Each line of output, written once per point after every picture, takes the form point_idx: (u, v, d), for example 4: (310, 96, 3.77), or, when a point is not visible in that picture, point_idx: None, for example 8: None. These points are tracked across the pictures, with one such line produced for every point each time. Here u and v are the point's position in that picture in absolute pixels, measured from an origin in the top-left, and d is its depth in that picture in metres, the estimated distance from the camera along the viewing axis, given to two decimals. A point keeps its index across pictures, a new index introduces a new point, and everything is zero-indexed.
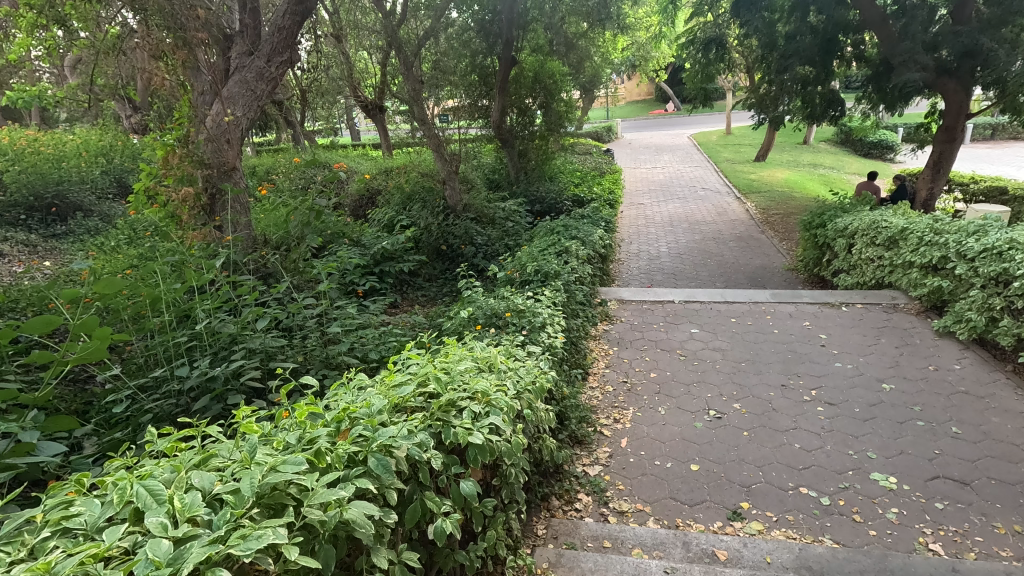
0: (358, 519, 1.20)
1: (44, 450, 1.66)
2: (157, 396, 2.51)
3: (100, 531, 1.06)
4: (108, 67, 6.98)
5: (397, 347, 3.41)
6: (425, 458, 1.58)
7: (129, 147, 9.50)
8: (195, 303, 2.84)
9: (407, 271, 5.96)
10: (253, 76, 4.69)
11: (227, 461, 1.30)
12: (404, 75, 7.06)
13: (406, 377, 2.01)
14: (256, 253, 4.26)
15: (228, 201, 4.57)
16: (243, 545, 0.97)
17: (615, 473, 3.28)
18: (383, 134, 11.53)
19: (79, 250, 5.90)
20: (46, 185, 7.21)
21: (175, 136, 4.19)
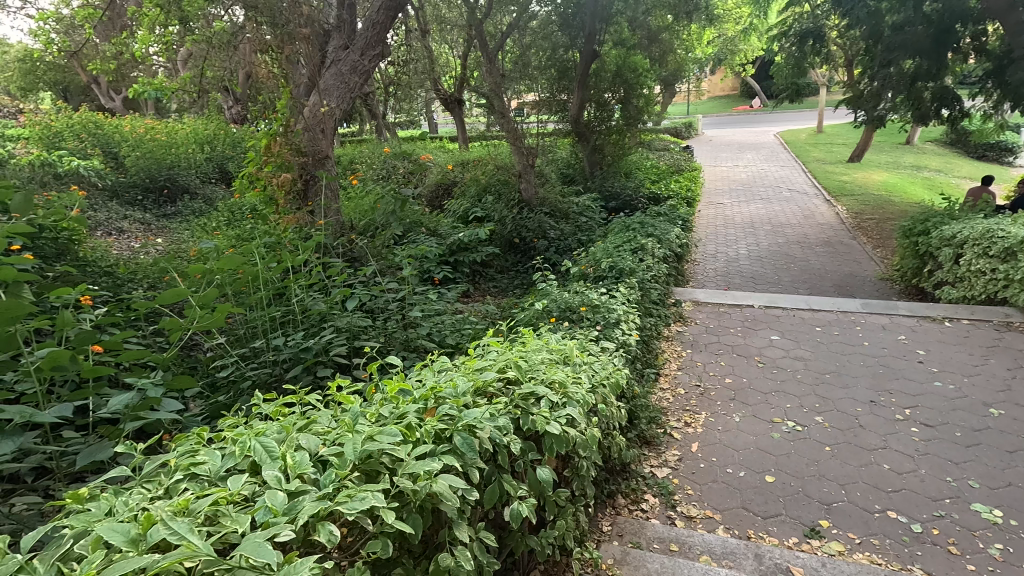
0: (445, 493, 1.26)
1: (166, 405, 1.77)
2: (255, 365, 2.71)
3: (221, 479, 1.17)
4: (217, 61, 7.54)
5: (472, 335, 3.52)
6: (504, 443, 1.62)
7: (230, 134, 10.23)
8: (292, 282, 3.06)
9: (481, 262, 6.04)
10: (347, 70, 4.92)
11: (328, 427, 1.39)
12: (486, 69, 7.17)
13: (487, 363, 2.06)
14: (343, 237, 4.48)
15: (321, 187, 4.74)
16: (350, 504, 1.04)
17: (684, 477, 3.21)
18: (460, 127, 11.76)
19: (186, 229, 6.45)
20: (160, 169, 7.98)
21: (278, 125, 4.56)
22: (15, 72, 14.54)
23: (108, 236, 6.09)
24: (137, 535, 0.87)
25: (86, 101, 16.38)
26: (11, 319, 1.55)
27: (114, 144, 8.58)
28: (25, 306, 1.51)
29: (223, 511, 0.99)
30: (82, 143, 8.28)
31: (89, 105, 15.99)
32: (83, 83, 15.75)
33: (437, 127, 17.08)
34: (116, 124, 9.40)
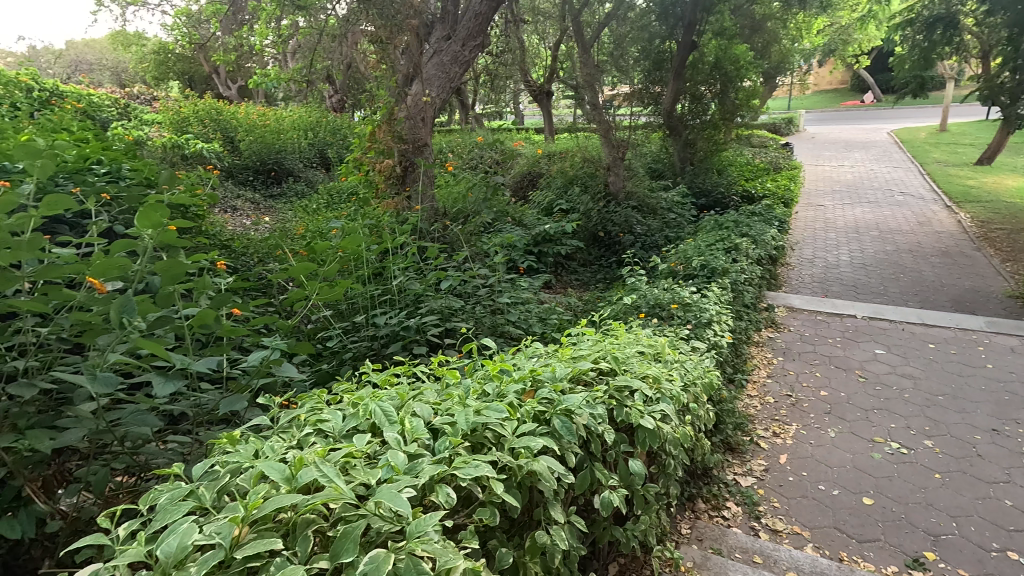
0: (546, 472, 1.29)
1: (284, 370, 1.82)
2: (355, 338, 2.89)
3: (344, 437, 1.27)
4: (325, 52, 7.98)
5: (557, 326, 3.55)
6: (599, 431, 1.63)
7: (331, 122, 10.82)
8: (391, 262, 3.21)
9: (564, 254, 6.02)
10: (449, 60, 5.08)
11: (436, 399, 1.47)
12: (581, 60, 7.10)
13: (582, 352, 2.07)
14: (437, 223, 4.63)
15: (419, 174, 4.89)
16: (465, 470, 1.11)
17: (771, 489, 3.06)
18: (548, 118, 11.75)
19: (290, 210, 6.91)
20: (270, 153, 8.68)
21: (383, 112, 4.82)
22: (151, 63, 16.12)
23: (225, 213, 6.67)
24: (289, 475, 0.98)
25: (207, 89, 17.93)
26: (173, 278, 1.77)
27: (232, 130, 9.35)
28: (184, 266, 1.70)
29: (353, 464, 1.08)
30: (205, 128, 9.10)
31: (209, 93, 17.48)
32: (205, 73, 17.26)
33: (523, 119, 17.17)
34: (234, 111, 10.22)
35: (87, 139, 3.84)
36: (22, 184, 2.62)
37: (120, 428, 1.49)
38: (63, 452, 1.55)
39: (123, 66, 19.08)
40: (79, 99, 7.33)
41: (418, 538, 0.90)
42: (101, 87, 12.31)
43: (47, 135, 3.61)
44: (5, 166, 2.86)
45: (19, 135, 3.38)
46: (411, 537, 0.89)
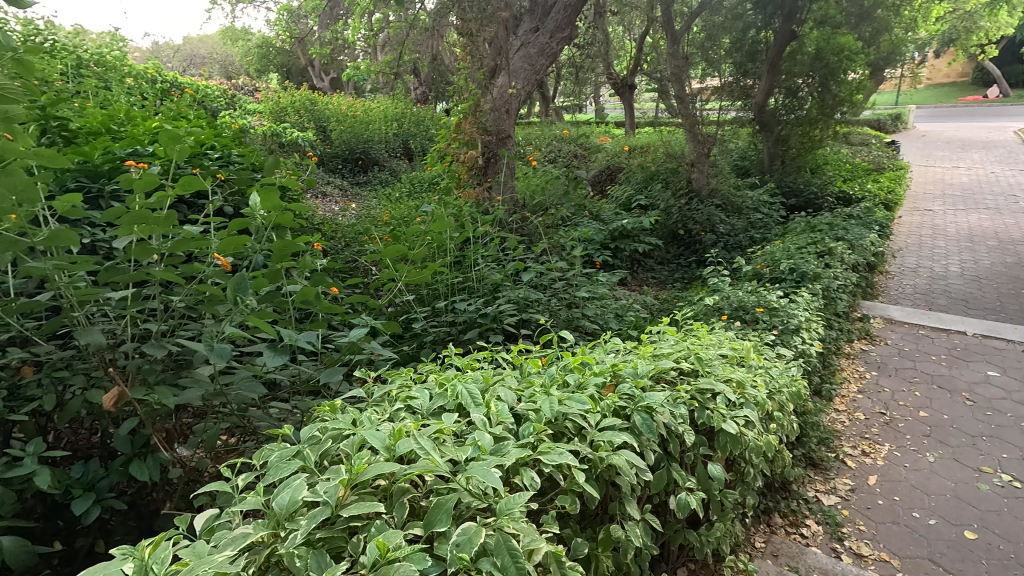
0: (625, 467, 1.29)
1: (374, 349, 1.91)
2: (435, 322, 2.97)
3: (431, 414, 1.33)
4: (413, 45, 8.21)
5: (633, 323, 3.49)
6: (679, 431, 1.60)
7: (415, 113, 11.15)
8: (472, 251, 3.28)
9: (641, 251, 5.88)
10: (535, 51, 5.09)
11: (517, 386, 1.50)
12: (668, 52, 6.87)
13: (664, 351, 2.03)
14: (517, 214, 4.67)
15: (501, 165, 4.93)
16: (549, 456, 1.14)
17: (856, 510, 2.86)
18: (630, 112, 11.48)
19: (374, 197, 7.21)
20: (358, 143, 9.09)
21: (469, 104, 4.92)
22: (254, 57, 17.27)
23: (317, 198, 7.04)
24: (388, 444, 1.05)
25: (303, 81, 18.95)
26: (282, 256, 1.89)
27: (325, 120, 9.85)
28: (292, 246, 1.83)
29: (443, 440, 1.14)
30: (301, 118, 9.64)
31: (305, 84, 18.47)
32: (302, 65, 18.25)
33: (603, 112, 16.87)
34: (326, 101, 10.75)
35: (202, 126, 4.19)
36: (153, 167, 2.92)
37: (231, 392, 1.62)
38: (181, 409, 1.72)
39: (231, 60, 20.54)
40: (193, 90, 7.99)
41: (506, 515, 0.94)
42: (212, 79, 13.36)
43: (169, 123, 3.96)
44: (138, 149, 3.19)
45: (149, 122, 3.75)
46: (501, 514, 0.93)
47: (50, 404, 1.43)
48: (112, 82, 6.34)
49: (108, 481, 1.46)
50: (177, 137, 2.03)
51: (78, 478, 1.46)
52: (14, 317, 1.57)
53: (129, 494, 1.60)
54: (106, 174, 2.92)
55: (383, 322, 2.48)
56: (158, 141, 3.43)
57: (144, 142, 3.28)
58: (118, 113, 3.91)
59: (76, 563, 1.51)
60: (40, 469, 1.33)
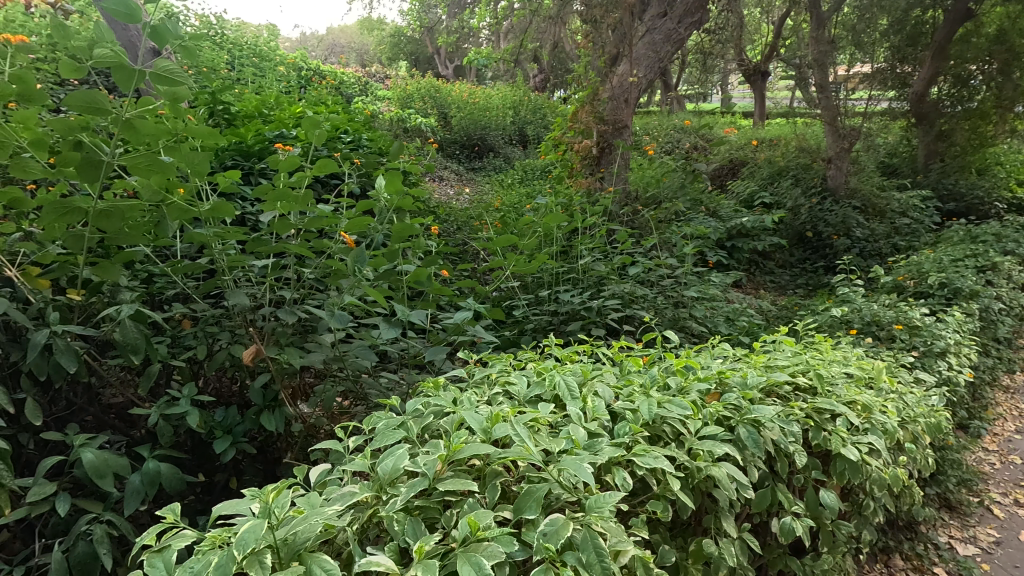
0: (724, 480, 1.22)
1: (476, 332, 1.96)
2: (537, 310, 2.98)
3: (526, 403, 1.34)
4: (536, 33, 8.25)
5: (745, 329, 3.27)
6: (789, 450, 1.48)
7: (533, 101, 11.22)
8: (579, 242, 3.25)
9: (761, 252, 5.47)
10: (660, 38, 4.83)
11: (616, 384, 1.47)
12: (812, 36, 6.25)
13: (780, 362, 1.88)
14: (628, 207, 4.55)
15: (616, 156, 4.81)
16: (644, 459, 1.11)
17: (1000, 567, 2.46)
18: (760, 102, 10.69)
19: (487, 183, 7.39)
20: (476, 129, 9.36)
21: (587, 93, 4.84)
22: (387, 46, 18.32)
23: (435, 181, 7.32)
24: (486, 426, 1.08)
25: (429, 68, 19.78)
26: (400, 237, 2.00)
27: (446, 106, 10.20)
28: (409, 228, 1.92)
29: (538, 429, 1.15)
30: (425, 104, 10.08)
31: (430, 72, 19.26)
32: (429, 54, 19.04)
33: (730, 103, 15.92)
34: (449, 89, 11.16)
35: (337, 111, 4.53)
36: (295, 149, 3.21)
37: (348, 359, 1.76)
38: (305, 370, 1.90)
39: (365, 49, 21.90)
40: (333, 77, 8.65)
41: (596, 513, 0.93)
42: (349, 67, 14.40)
43: (310, 108, 4.34)
44: (283, 132, 3.53)
45: (293, 107, 4.13)
46: (591, 510, 0.92)
47: (202, 354, 1.65)
48: (266, 71, 7.06)
49: (242, 427, 1.65)
50: (316, 122, 2.21)
51: (220, 420, 1.66)
52: (178, 277, 1.81)
53: (259, 440, 1.81)
54: (257, 154, 3.26)
55: (488, 307, 2.54)
56: (300, 125, 3.75)
57: (289, 126, 3.62)
58: (269, 98, 4.33)
59: (214, 494, 1.73)
60: (191, 410, 1.54)
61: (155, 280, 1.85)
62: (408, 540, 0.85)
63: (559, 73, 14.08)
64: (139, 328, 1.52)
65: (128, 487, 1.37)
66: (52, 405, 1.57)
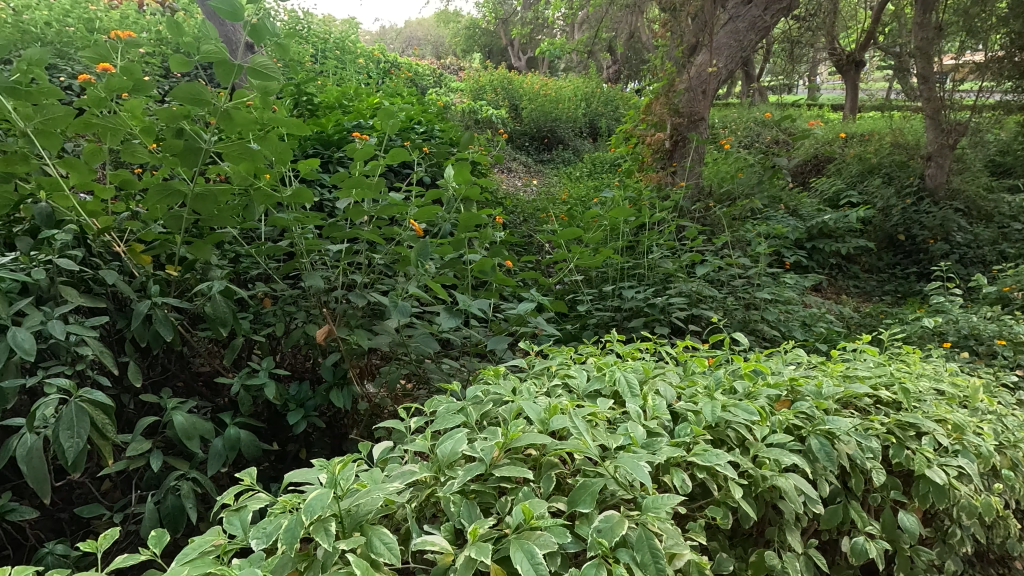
0: (791, 492, 1.16)
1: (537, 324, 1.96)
2: (600, 305, 2.94)
3: (585, 397, 1.33)
4: (612, 23, 8.10)
5: (823, 335, 3.08)
6: (865, 466, 1.38)
7: (606, 93, 11.03)
8: (647, 237, 3.17)
9: (845, 255, 5.12)
10: (745, 26, 4.61)
11: (678, 384, 1.43)
12: (916, 21, 5.73)
13: (860, 373, 1.76)
14: (700, 202, 4.39)
15: (690, 149, 4.63)
16: (706, 461, 1.07)
17: None
18: (852, 94, 9.98)
19: (555, 176, 7.35)
20: (546, 121, 9.33)
21: (663, 84, 4.68)
22: (462, 38, 18.58)
23: (503, 173, 7.36)
24: (544, 417, 1.08)
25: (502, 60, 19.80)
26: (467, 227, 2.03)
27: (518, 98, 10.22)
28: (475, 218, 1.95)
29: (596, 424, 1.14)
30: (496, 96, 10.13)
31: (503, 64, 19.38)
32: (503, 45, 19.10)
33: (817, 95, 14.99)
34: (521, 80, 11.18)
35: (412, 103, 4.65)
36: (372, 139, 3.33)
37: (412, 344, 1.82)
38: (372, 351, 1.98)
39: (441, 40, 22.26)
40: (409, 69, 8.88)
41: (653, 513, 0.91)
42: (425, 60, 14.73)
43: (386, 99, 4.48)
44: (361, 122, 3.67)
45: (371, 99, 4.28)
46: (647, 510, 0.90)
47: (280, 331, 1.75)
48: (347, 63, 7.36)
49: (314, 402, 1.75)
50: (392, 113, 2.27)
51: (294, 394, 1.77)
52: (262, 258, 1.93)
53: (327, 416, 1.91)
54: (336, 143, 3.41)
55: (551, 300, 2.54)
56: (377, 116, 3.88)
57: (367, 116, 3.75)
58: (349, 90, 4.51)
59: (286, 463, 1.85)
60: (268, 381, 1.64)
61: (242, 260, 1.98)
62: (463, 521, 0.87)
63: (635, 64, 13.73)
64: (226, 304, 1.64)
65: (211, 450, 1.49)
66: (149, 369, 1.72)
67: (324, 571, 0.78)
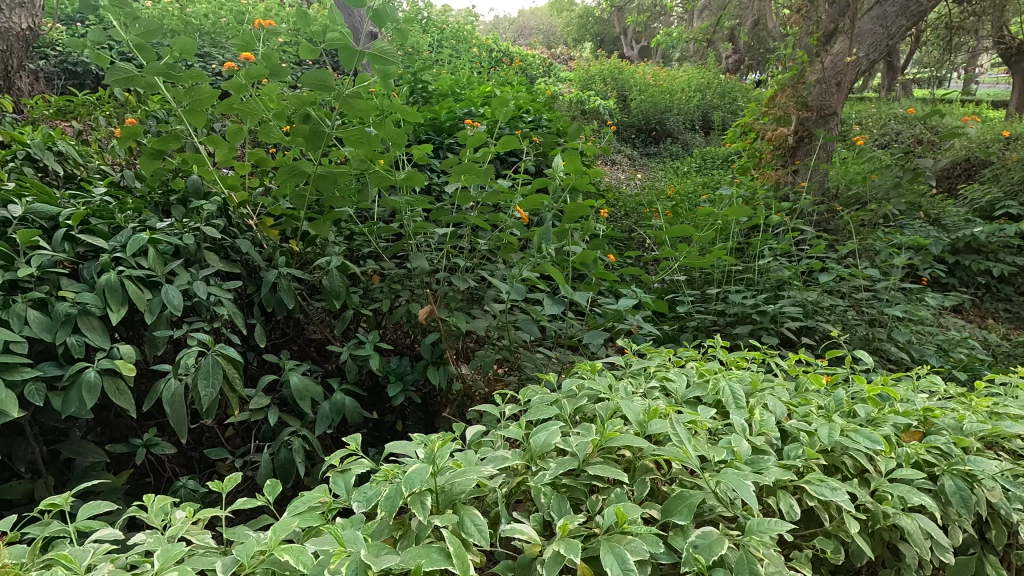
0: (917, 535, 1.03)
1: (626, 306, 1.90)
2: (702, 308, 2.79)
3: (684, 403, 1.27)
4: (737, 9, 7.60)
5: (962, 362, 2.72)
6: (1011, 518, 1.20)
7: (723, 85, 10.45)
8: (761, 240, 2.95)
9: (998, 274, 4.47)
10: (894, 11, 4.17)
11: (788, 401, 1.32)
12: None
13: (1013, 410, 1.52)
14: (824, 205, 4.02)
15: (817, 147, 4.25)
16: (819, 488, 0.98)
17: None
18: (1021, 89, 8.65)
19: (661, 170, 7.09)
20: (656, 113, 8.99)
21: (791, 74, 4.32)
22: (573, 27, 18.38)
23: (606, 165, 7.19)
24: (642, 420, 1.04)
25: (614, 49, 19.29)
26: (572, 217, 2.00)
27: (627, 89, 9.93)
28: (580, 209, 1.92)
29: (697, 433, 1.08)
30: (605, 86, 9.91)
31: (615, 54, 18.93)
32: (615, 34, 18.64)
33: (974, 90, 13.19)
34: (633, 70, 10.86)
35: (521, 91, 4.67)
36: (481, 126, 3.39)
37: (509, 330, 1.85)
38: (468, 334, 2.03)
39: (552, 30, 22.19)
40: (519, 59, 8.93)
41: (757, 535, 0.85)
42: (536, 49, 14.76)
43: (497, 88, 4.53)
44: (472, 109, 3.75)
45: (482, 87, 4.36)
46: (750, 532, 0.84)
47: (386, 307, 1.84)
48: (461, 52, 7.54)
49: (412, 377, 1.83)
50: (505, 101, 2.29)
51: (394, 368, 1.86)
52: (373, 237, 2.03)
53: (423, 392, 1.99)
54: (448, 130, 3.51)
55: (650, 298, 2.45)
56: (487, 104, 3.95)
57: (478, 105, 3.82)
58: (462, 78, 4.62)
59: (382, 432, 1.95)
60: (373, 353, 1.74)
61: (355, 237, 2.10)
62: (553, 515, 0.87)
63: (758, 53, 12.84)
64: (340, 278, 1.75)
65: (320, 412, 1.60)
66: (271, 332, 1.89)
67: (418, 543, 0.81)
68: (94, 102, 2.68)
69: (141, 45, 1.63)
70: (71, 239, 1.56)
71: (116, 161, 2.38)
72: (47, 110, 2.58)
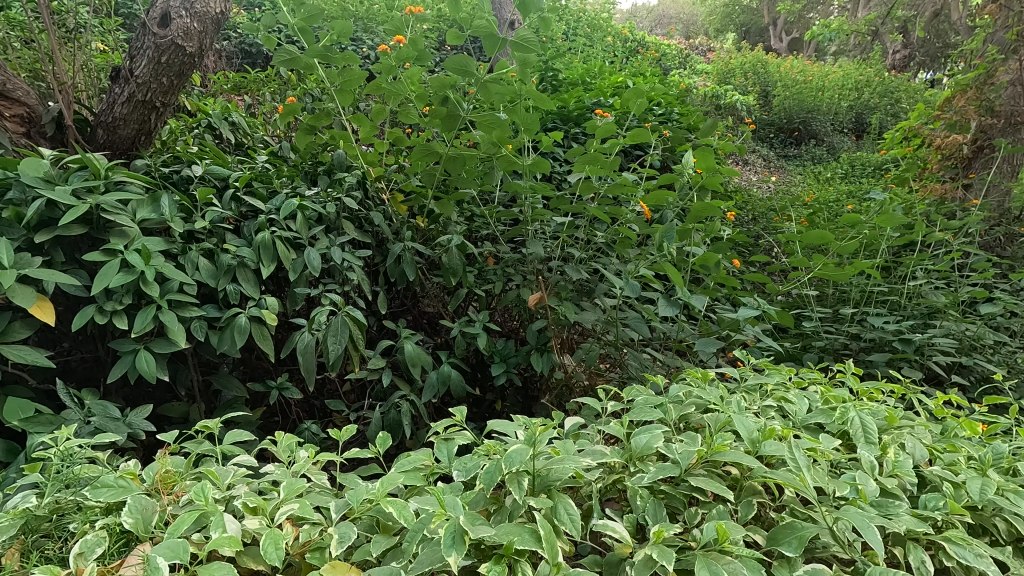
0: None
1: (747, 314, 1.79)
2: (832, 328, 2.52)
3: (802, 427, 1.18)
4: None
5: None
6: None
7: (885, 83, 9.32)
8: (915, 259, 2.59)
9: None
10: None
11: (930, 445, 1.17)
12: None
13: None
14: (1000, 226, 3.46)
15: (999, 159, 3.65)
16: (960, 550, 0.86)
17: None
18: None
19: (798, 174, 6.53)
20: (800, 112, 8.28)
21: (976, 73, 3.72)
22: (716, 16, 17.37)
23: (737, 165, 6.76)
24: (756, 438, 0.98)
25: (760, 42, 18.00)
26: (697, 217, 1.91)
27: (771, 84, 9.21)
28: (707, 209, 1.81)
29: (817, 461, 1.00)
30: (746, 80, 9.27)
31: (760, 47, 17.67)
32: (764, 24, 17.34)
33: None
34: (780, 64, 10.03)
35: (653, 83, 4.51)
36: (609, 116, 3.33)
37: (620, 326, 1.82)
38: (575, 325, 2.02)
39: (693, 20, 21.23)
40: (655, 49, 8.63)
41: None
42: (673, 39, 14.19)
43: (629, 78, 4.41)
44: (601, 98, 3.69)
45: (613, 76, 4.27)
46: None
47: (498, 289, 1.89)
48: (595, 41, 7.45)
49: (515, 359, 1.87)
50: (639, 91, 2.22)
51: (500, 349, 1.91)
52: (492, 220, 2.09)
53: (525, 376, 2.02)
54: (575, 119, 3.50)
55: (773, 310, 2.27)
56: (617, 95, 3.86)
57: (607, 95, 3.75)
58: (594, 67, 4.56)
59: (481, 408, 2.02)
60: (481, 332, 1.79)
61: (476, 219, 2.16)
62: (648, 519, 0.85)
63: (935, 48, 11.26)
64: (459, 257, 1.82)
65: (428, 380, 1.69)
66: (392, 301, 2.02)
67: (511, 520, 0.83)
68: (263, 79, 3.00)
69: (304, 28, 1.79)
70: (237, 199, 1.77)
71: (276, 133, 2.66)
72: (225, 85, 2.95)
